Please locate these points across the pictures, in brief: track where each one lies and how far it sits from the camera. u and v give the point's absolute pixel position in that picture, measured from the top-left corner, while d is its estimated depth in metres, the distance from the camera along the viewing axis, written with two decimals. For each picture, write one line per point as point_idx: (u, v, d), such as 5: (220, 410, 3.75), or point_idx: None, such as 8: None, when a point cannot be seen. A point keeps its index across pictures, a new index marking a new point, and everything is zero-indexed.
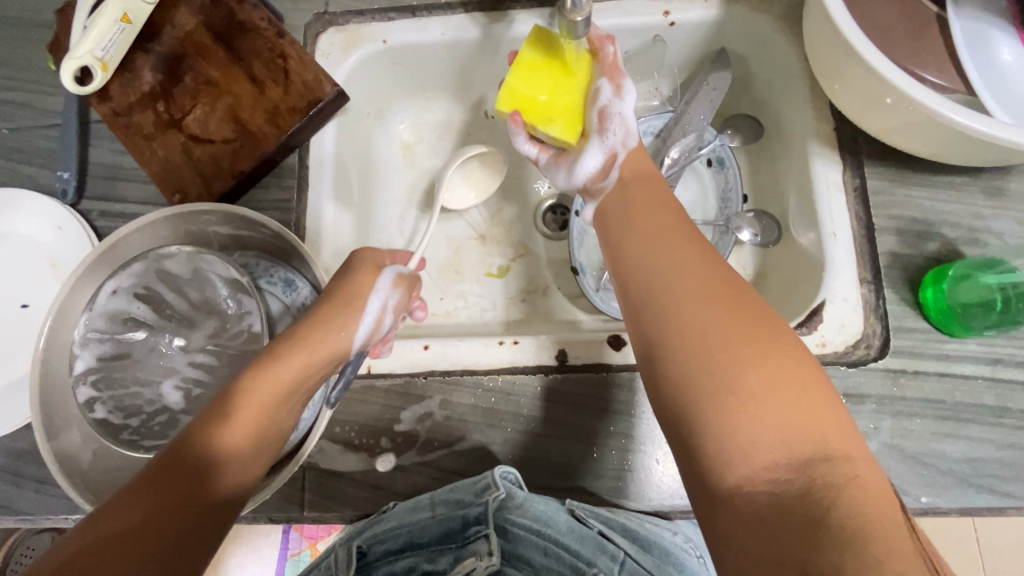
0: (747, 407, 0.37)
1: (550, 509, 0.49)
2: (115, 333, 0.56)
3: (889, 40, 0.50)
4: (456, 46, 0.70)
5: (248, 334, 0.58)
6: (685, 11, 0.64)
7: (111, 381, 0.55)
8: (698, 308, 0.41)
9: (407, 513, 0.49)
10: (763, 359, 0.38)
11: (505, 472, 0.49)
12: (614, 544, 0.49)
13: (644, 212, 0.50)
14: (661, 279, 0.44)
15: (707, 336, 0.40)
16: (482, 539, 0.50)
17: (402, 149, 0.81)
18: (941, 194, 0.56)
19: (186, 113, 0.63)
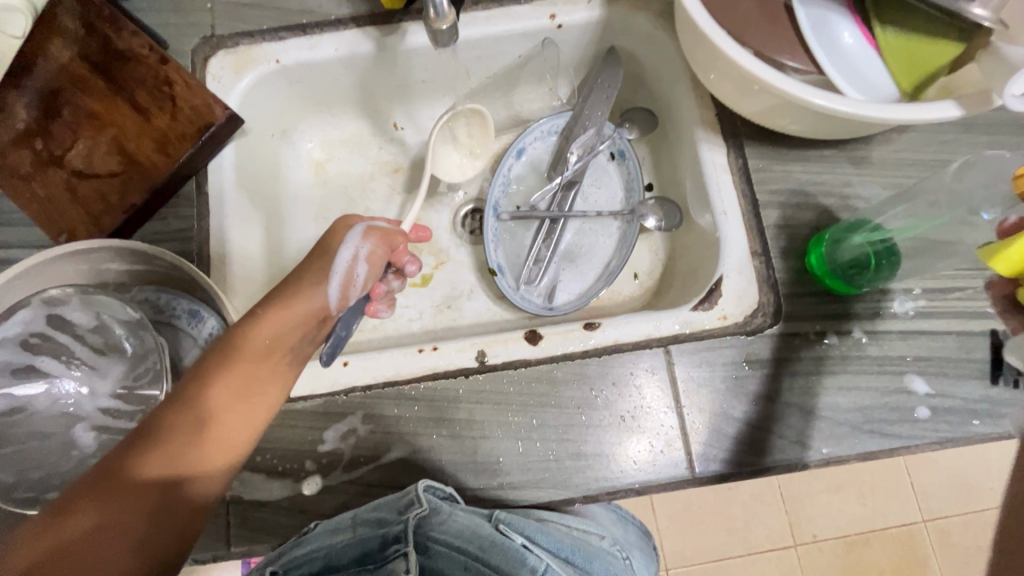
0: None
1: (472, 519, 0.50)
2: (6, 388, 0.52)
3: (746, 31, 0.54)
4: (354, 61, 0.70)
5: (150, 373, 0.54)
6: (570, 14, 0.67)
7: (4, 439, 0.51)
8: None
9: (329, 534, 0.49)
10: None
11: (432, 486, 0.52)
12: (536, 555, 0.48)
13: None
14: None
15: None
16: (401, 559, 0.47)
17: (314, 167, 0.80)
18: (814, 166, 0.61)
19: (68, 149, 0.60)
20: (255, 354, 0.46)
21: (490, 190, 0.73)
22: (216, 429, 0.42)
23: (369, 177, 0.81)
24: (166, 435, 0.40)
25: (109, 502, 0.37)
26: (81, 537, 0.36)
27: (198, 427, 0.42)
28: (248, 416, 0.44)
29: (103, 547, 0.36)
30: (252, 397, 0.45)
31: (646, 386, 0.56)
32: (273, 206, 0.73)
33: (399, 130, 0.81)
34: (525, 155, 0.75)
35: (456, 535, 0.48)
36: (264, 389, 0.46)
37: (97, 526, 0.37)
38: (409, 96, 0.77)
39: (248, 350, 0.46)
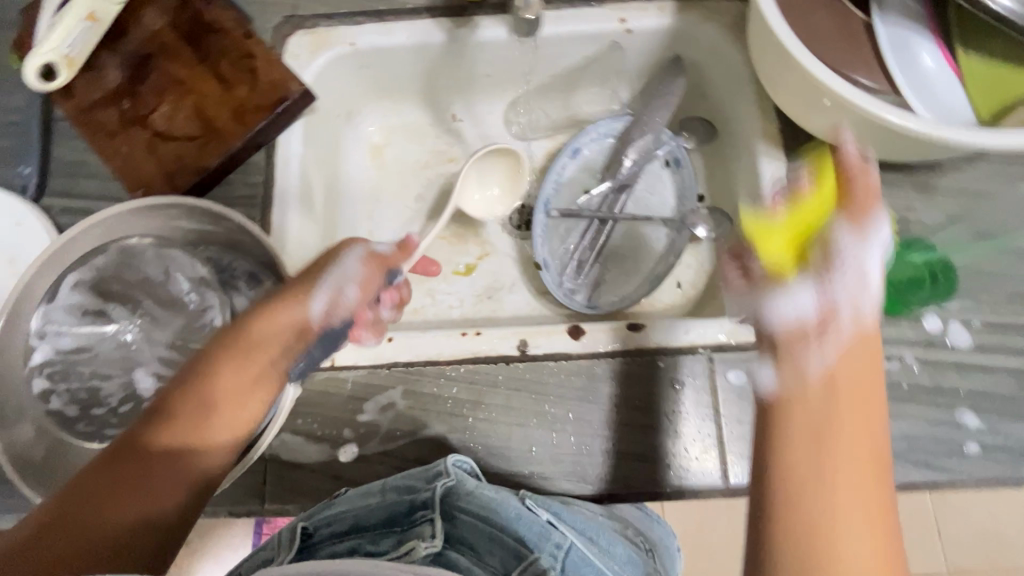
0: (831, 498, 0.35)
1: (498, 494, 0.50)
2: (75, 326, 0.55)
3: (823, 46, 0.54)
4: (423, 50, 0.72)
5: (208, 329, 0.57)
6: (640, 19, 0.68)
7: (69, 374, 0.54)
8: (839, 491, 0.35)
9: (358, 498, 0.50)
10: (857, 488, 0.35)
11: (459, 460, 0.52)
12: (561, 533, 0.49)
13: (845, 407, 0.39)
14: (822, 513, 0.35)
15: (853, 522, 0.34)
16: (428, 524, 0.48)
17: (371, 150, 0.82)
18: (878, 188, 0.60)
19: (152, 110, 0.64)
20: (244, 351, 0.50)
21: (542, 187, 0.74)
22: (192, 420, 0.47)
23: (424, 164, 0.83)
24: (169, 415, 0.46)
25: (109, 475, 0.43)
26: (79, 505, 0.41)
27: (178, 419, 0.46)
28: (238, 398, 0.49)
29: (100, 514, 0.41)
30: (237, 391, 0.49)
31: (664, 393, 0.56)
32: (331, 183, 0.76)
33: (457, 121, 0.82)
34: (580, 155, 0.75)
35: (482, 507, 0.49)
36: (256, 375, 0.50)
37: (93, 497, 0.41)
38: (471, 88, 0.79)
39: (236, 348, 0.50)
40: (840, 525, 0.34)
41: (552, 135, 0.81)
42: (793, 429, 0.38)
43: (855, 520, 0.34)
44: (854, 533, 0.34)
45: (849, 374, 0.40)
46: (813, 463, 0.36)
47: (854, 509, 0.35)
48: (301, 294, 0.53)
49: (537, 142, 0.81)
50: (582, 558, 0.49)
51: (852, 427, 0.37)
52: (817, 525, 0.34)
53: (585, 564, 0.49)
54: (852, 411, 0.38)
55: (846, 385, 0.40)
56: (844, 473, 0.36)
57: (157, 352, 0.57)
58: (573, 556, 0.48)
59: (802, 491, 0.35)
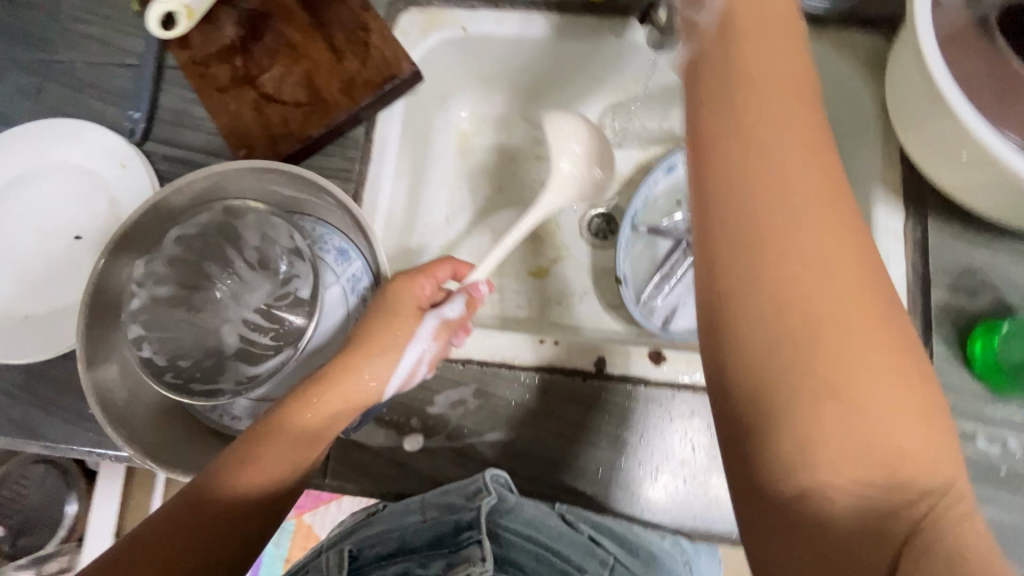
0: (831, 411, 0.29)
1: (540, 511, 0.50)
2: (174, 278, 0.56)
3: (977, 99, 0.51)
4: (532, 42, 0.70)
5: (295, 298, 0.57)
6: None
7: (162, 322, 0.55)
8: (836, 350, 0.29)
9: (399, 515, 0.49)
10: (863, 398, 0.29)
11: (496, 474, 0.49)
12: (603, 549, 0.49)
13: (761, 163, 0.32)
14: (799, 296, 0.30)
15: (839, 317, 0.30)
16: (476, 546, 0.46)
17: (459, 137, 0.81)
18: (1003, 257, 0.56)
19: (263, 71, 0.64)
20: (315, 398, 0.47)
21: (631, 200, 0.72)
22: (256, 471, 0.43)
23: (509, 158, 0.81)
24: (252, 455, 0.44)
25: (196, 515, 0.41)
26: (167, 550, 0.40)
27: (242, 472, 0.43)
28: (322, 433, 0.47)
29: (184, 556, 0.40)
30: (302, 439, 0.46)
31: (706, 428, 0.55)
32: (419, 165, 0.75)
33: None
34: (674, 172, 0.73)
35: (525, 520, 0.49)
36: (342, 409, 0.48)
37: (179, 540, 0.40)
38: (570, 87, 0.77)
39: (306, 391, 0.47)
40: (860, 397, 0.29)
41: (645, 147, 0.80)
42: (742, 263, 0.31)
43: (862, 383, 0.29)
44: (861, 396, 0.29)
45: (750, 134, 0.32)
46: (793, 318, 0.30)
47: (857, 345, 0.29)
48: (395, 335, 0.50)
49: (628, 151, 0.80)
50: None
51: (828, 273, 0.30)
52: (853, 427, 0.29)
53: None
54: (778, 206, 0.31)
55: (802, 235, 0.30)
56: (844, 362, 0.29)
57: (244, 315, 0.58)
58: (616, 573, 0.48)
59: (782, 391, 0.30)
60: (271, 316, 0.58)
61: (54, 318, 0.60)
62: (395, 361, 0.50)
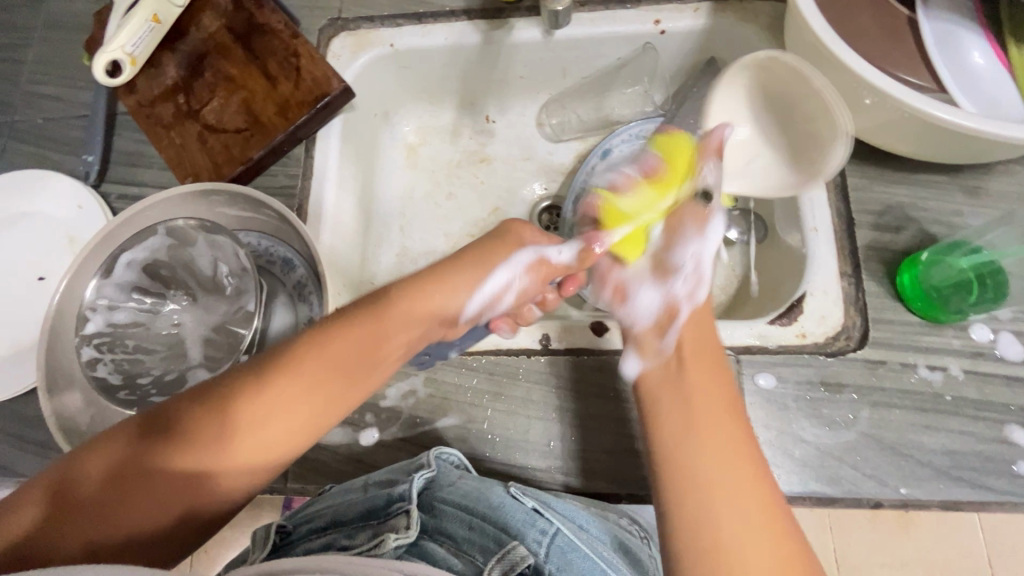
0: (714, 479, 0.43)
1: (481, 484, 0.48)
2: (124, 302, 0.59)
3: (864, 41, 0.53)
4: (460, 51, 0.74)
5: (242, 312, 0.59)
6: (674, 21, 0.68)
7: (116, 344, 0.57)
8: (727, 439, 0.45)
9: (339, 494, 0.48)
10: (725, 461, 0.44)
11: (443, 453, 0.51)
12: (546, 519, 0.45)
13: (689, 370, 0.51)
14: (716, 445, 0.45)
15: (708, 463, 0.44)
16: (403, 515, 0.44)
17: (406, 150, 0.85)
18: (923, 192, 0.57)
19: (204, 105, 0.68)
20: (358, 329, 0.49)
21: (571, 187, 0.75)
22: (263, 428, 0.45)
23: (456, 164, 0.84)
24: (233, 412, 0.44)
25: (116, 480, 0.41)
26: (86, 506, 0.40)
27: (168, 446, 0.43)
28: (405, 334, 0.52)
29: (109, 517, 0.40)
30: (337, 376, 0.48)
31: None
32: (368, 180, 0.78)
33: (490, 123, 0.84)
34: (610, 156, 0.76)
35: (463, 496, 0.47)
36: (421, 320, 0.52)
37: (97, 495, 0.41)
38: (507, 91, 0.81)
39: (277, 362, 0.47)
40: (719, 471, 0.44)
41: (583, 137, 0.82)
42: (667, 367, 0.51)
43: (729, 493, 0.42)
44: (732, 509, 0.42)
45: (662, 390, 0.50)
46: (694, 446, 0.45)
47: (738, 498, 0.42)
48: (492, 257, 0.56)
49: (568, 144, 0.82)
50: (567, 542, 0.44)
51: (710, 457, 0.44)
52: (720, 476, 0.43)
53: (577, 553, 0.44)
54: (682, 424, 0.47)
55: (699, 371, 0.50)
56: (715, 478, 0.43)
57: (201, 333, 0.60)
58: (558, 541, 0.44)
59: (680, 447, 0.46)
60: (224, 329, 0.60)
61: (22, 358, 0.63)
62: (480, 280, 0.55)
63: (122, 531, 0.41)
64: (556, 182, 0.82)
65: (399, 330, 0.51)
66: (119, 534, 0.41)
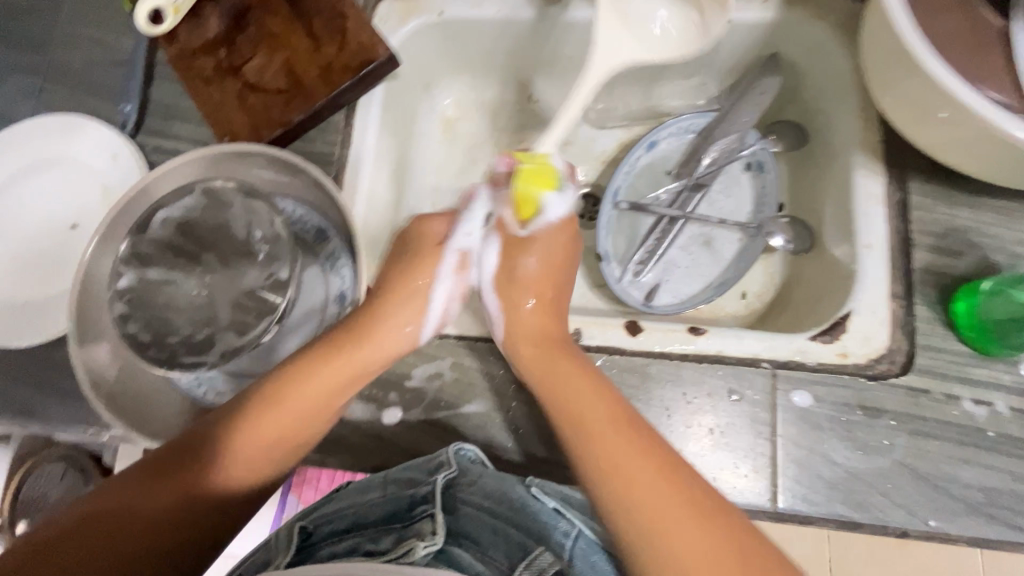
0: (621, 472, 0.42)
1: (503, 484, 0.48)
2: (158, 259, 0.58)
3: (950, 50, 0.50)
4: (510, 25, 0.71)
5: (273, 280, 0.58)
6: (740, 11, 0.64)
7: (147, 301, 0.57)
8: (621, 431, 0.44)
9: (358, 492, 0.48)
10: (629, 452, 0.43)
11: (462, 449, 0.51)
12: (568, 520, 0.47)
13: (531, 353, 0.52)
14: (614, 440, 0.43)
15: (619, 464, 0.42)
16: (428, 520, 0.45)
17: (444, 123, 0.82)
18: (987, 218, 0.55)
19: (246, 61, 0.66)
20: (324, 363, 0.51)
21: (613, 176, 0.72)
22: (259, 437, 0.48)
23: (493, 142, 0.82)
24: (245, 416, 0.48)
25: (147, 482, 0.43)
26: (114, 512, 0.42)
27: (193, 447, 0.46)
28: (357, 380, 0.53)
29: (137, 521, 0.42)
30: (311, 408, 0.50)
31: (683, 399, 0.54)
32: (404, 152, 0.76)
33: (533, 103, 0.81)
34: (656, 148, 0.72)
35: (486, 495, 0.48)
36: (383, 352, 0.54)
37: (130, 500, 0.42)
38: (553, 71, 0.78)
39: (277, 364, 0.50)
40: (620, 462, 0.42)
41: (628, 126, 0.79)
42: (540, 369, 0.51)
43: (639, 480, 0.41)
44: (646, 500, 0.40)
45: (568, 411, 0.47)
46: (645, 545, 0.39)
47: (646, 484, 0.41)
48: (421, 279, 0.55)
49: (611, 131, 0.79)
50: (591, 544, 0.46)
51: (612, 449, 0.43)
52: (626, 473, 0.42)
53: (600, 557, 0.46)
54: (587, 427, 0.45)
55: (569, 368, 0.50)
56: (618, 465, 0.42)
57: (231, 296, 0.59)
58: (582, 542, 0.46)
59: (587, 449, 0.44)
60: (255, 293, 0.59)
61: (52, 305, 0.63)
62: (426, 292, 0.56)
63: (153, 532, 0.42)
64: (595, 171, 0.79)
65: (364, 372, 0.53)
66: (146, 537, 0.42)
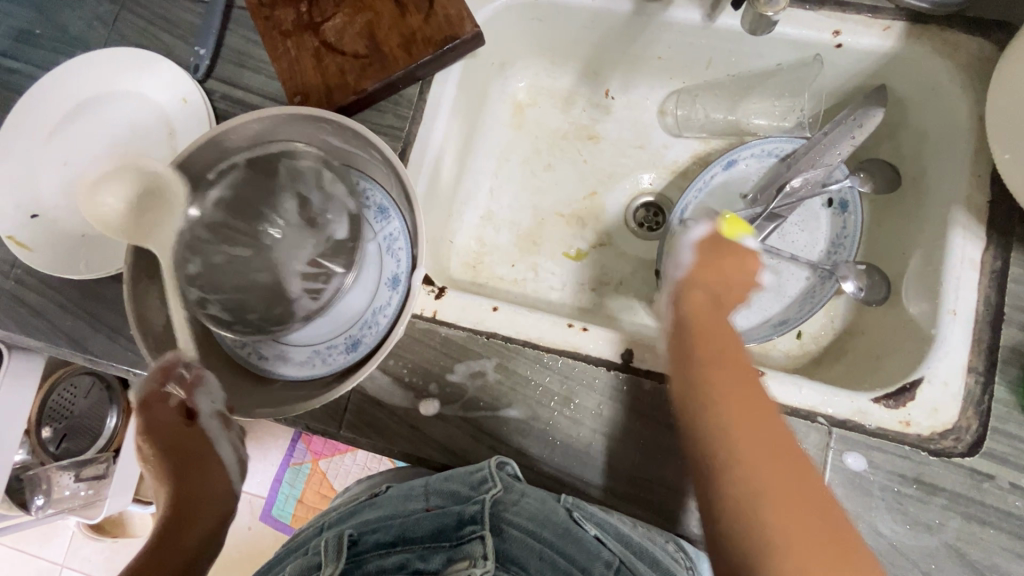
0: (733, 448, 0.42)
1: (545, 505, 0.49)
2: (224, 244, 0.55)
3: None
4: (604, 16, 0.67)
5: (332, 242, 0.57)
6: (857, 36, 0.60)
7: (213, 283, 0.54)
8: (731, 400, 0.44)
9: (400, 503, 0.50)
10: (759, 439, 0.42)
11: (503, 464, 0.52)
12: (609, 549, 0.47)
13: (717, 357, 0.47)
14: (728, 410, 0.44)
15: (734, 432, 0.43)
16: (478, 541, 0.45)
17: (513, 107, 0.79)
18: None
19: (327, 19, 0.63)
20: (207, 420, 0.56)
21: (684, 191, 0.69)
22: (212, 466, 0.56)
23: (561, 134, 0.78)
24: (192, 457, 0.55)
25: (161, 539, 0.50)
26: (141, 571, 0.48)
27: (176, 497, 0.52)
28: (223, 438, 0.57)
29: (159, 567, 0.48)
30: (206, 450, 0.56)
31: None
32: (470, 134, 0.74)
33: (609, 99, 0.77)
34: (732, 168, 0.70)
35: (530, 518, 0.48)
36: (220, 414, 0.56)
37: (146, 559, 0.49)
38: (637, 69, 0.74)
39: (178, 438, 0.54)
40: (738, 437, 0.42)
41: (706, 138, 0.75)
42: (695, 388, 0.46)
43: (774, 460, 0.42)
44: (765, 471, 0.41)
45: (688, 389, 0.46)
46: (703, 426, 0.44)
47: (765, 461, 0.41)
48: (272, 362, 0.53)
49: (686, 141, 0.75)
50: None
51: (733, 426, 0.43)
52: (747, 449, 0.42)
53: None
54: (719, 414, 0.44)
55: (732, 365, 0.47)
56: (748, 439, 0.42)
57: (294, 268, 0.56)
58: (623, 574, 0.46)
59: (707, 423, 0.44)
60: (314, 262, 0.57)
61: (106, 239, 0.63)
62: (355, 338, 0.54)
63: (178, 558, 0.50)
64: (663, 180, 0.76)
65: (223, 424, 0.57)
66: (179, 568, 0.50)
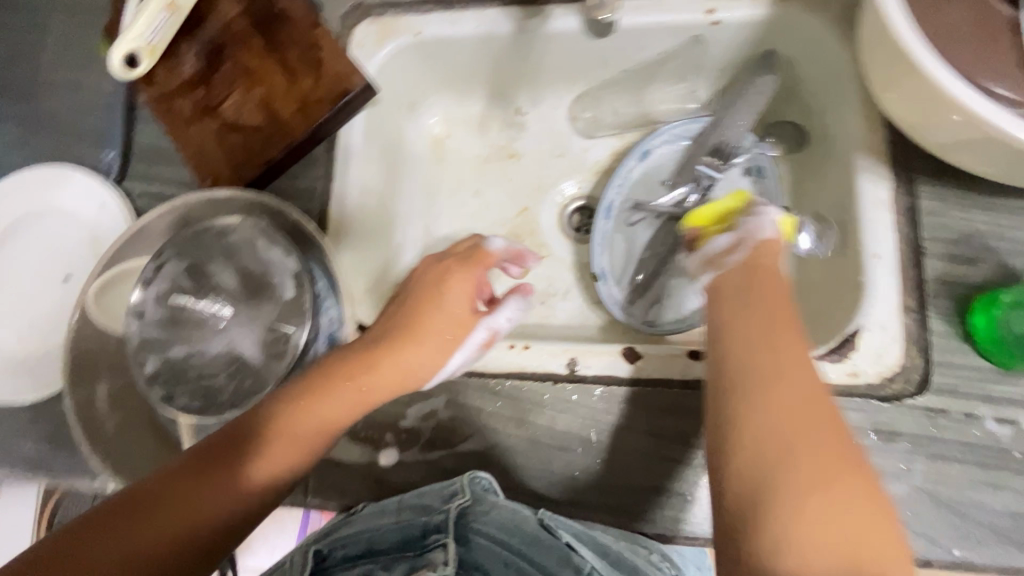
0: (762, 406, 0.37)
1: (518, 513, 0.49)
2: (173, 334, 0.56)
3: (951, 45, 0.47)
4: (491, 41, 0.69)
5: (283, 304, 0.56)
6: (730, 11, 0.62)
7: (177, 376, 0.55)
8: (764, 358, 0.39)
9: (374, 517, 0.49)
10: (789, 394, 0.37)
11: (477, 477, 0.51)
12: (580, 557, 0.46)
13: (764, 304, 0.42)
14: (761, 365, 0.38)
15: (767, 390, 0.37)
16: (440, 550, 0.46)
17: (432, 143, 0.80)
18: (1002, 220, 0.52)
19: (223, 100, 0.64)
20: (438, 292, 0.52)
21: (606, 190, 0.70)
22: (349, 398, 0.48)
23: (483, 158, 0.80)
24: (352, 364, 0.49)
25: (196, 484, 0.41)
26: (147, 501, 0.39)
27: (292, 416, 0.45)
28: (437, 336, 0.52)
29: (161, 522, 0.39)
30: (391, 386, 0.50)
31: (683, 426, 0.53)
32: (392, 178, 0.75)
33: (521, 116, 0.79)
34: (649, 157, 0.71)
35: (500, 526, 0.48)
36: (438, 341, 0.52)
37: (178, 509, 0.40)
38: (539, 82, 0.75)
39: (409, 332, 0.50)
40: (768, 400, 0.37)
41: (621, 133, 0.76)
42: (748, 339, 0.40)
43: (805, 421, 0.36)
44: (787, 437, 0.35)
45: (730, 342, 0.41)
46: (783, 389, 0.37)
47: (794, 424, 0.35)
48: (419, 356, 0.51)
49: (603, 141, 0.77)
50: None
51: (767, 386, 0.37)
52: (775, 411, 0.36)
53: None
54: (755, 372, 0.38)
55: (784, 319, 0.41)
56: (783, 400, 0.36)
57: (252, 339, 0.57)
58: None
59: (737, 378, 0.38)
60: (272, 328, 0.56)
61: (51, 356, 0.63)
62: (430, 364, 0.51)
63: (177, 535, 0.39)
64: (589, 182, 0.77)
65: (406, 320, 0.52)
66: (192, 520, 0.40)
